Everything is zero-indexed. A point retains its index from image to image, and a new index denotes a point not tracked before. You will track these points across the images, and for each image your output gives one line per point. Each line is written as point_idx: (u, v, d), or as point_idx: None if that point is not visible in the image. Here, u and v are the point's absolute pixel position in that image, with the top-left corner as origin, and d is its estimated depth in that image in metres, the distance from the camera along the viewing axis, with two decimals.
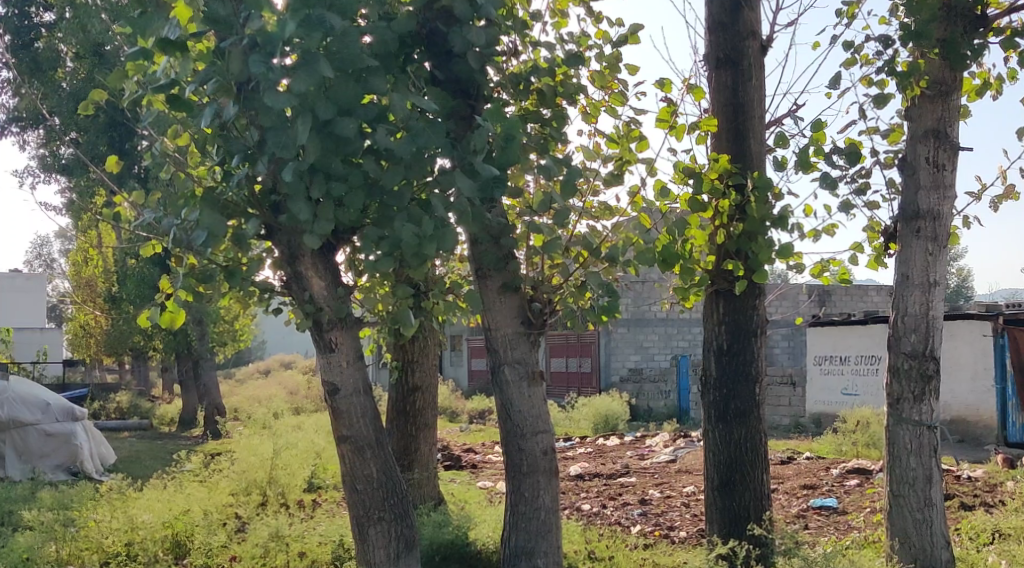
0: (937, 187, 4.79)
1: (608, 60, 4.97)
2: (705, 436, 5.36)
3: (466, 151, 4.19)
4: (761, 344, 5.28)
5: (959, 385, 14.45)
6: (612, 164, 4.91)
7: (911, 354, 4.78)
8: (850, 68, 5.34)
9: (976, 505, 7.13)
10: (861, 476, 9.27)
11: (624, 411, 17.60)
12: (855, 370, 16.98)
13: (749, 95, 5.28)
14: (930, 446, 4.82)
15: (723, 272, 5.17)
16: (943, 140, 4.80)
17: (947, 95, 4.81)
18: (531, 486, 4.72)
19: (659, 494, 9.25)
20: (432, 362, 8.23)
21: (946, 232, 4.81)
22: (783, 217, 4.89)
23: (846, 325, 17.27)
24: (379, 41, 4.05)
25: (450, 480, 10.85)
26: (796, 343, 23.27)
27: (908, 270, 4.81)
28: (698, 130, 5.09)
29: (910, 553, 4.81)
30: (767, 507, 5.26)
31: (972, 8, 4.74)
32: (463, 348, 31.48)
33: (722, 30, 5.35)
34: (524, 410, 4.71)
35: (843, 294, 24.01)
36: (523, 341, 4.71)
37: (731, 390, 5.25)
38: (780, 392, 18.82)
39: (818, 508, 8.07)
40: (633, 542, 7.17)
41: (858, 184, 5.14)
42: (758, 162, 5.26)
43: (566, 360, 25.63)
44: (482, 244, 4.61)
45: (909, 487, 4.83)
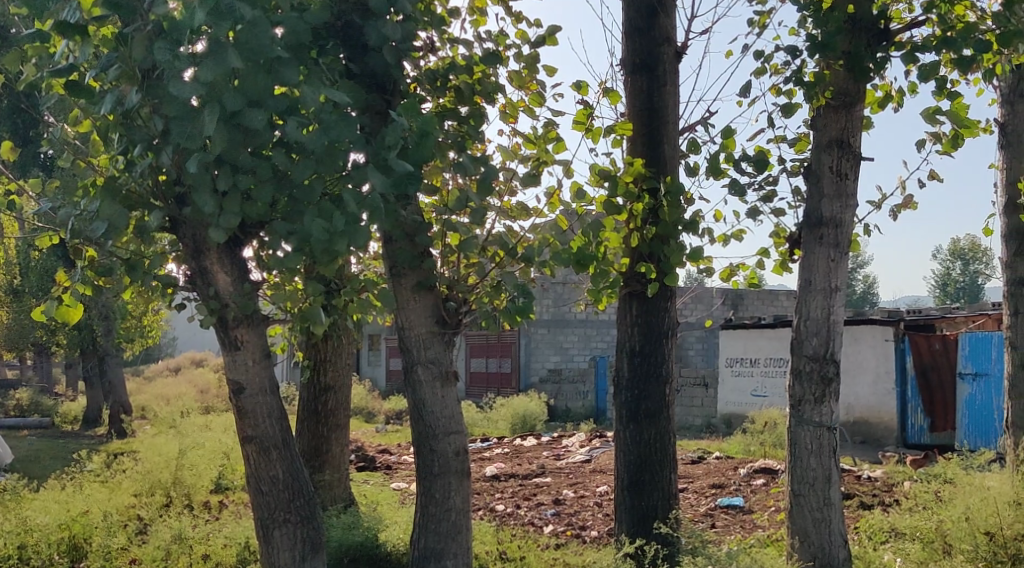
0: (840, 196, 4.91)
1: (526, 61, 4.98)
2: (616, 436, 5.41)
3: (380, 146, 4.09)
4: (671, 345, 5.35)
5: (861, 388, 14.97)
6: (528, 164, 4.93)
7: (812, 356, 4.90)
8: (760, 76, 5.43)
9: (874, 504, 7.40)
10: (767, 476, 9.50)
11: (541, 412, 17.68)
12: (764, 372, 17.42)
13: (664, 101, 5.34)
14: (829, 446, 4.95)
15: (636, 274, 5.22)
16: (845, 150, 4.92)
17: (851, 106, 4.93)
18: (441, 487, 4.69)
19: (573, 494, 9.31)
20: (346, 361, 8.13)
21: (847, 240, 4.93)
22: (694, 222, 4.95)
23: (757, 328, 17.73)
24: (291, 32, 3.94)
25: (362, 482, 10.72)
26: (709, 345, 23.79)
27: (811, 275, 4.93)
28: (614, 133, 5.13)
29: (809, 552, 4.93)
30: (674, 507, 5.32)
31: (876, 22, 4.90)
32: (381, 348, 31.28)
33: (638, 35, 5.40)
34: (437, 410, 4.67)
35: (755, 298, 24.69)
36: (436, 341, 4.67)
37: (642, 390, 5.30)
38: (693, 393, 19.33)
39: (725, 507, 8.23)
40: (545, 542, 7.19)
41: (764, 192, 5.22)
42: (672, 167, 5.32)
43: (484, 360, 25.68)
44: (396, 242, 4.56)
45: (809, 487, 4.95)
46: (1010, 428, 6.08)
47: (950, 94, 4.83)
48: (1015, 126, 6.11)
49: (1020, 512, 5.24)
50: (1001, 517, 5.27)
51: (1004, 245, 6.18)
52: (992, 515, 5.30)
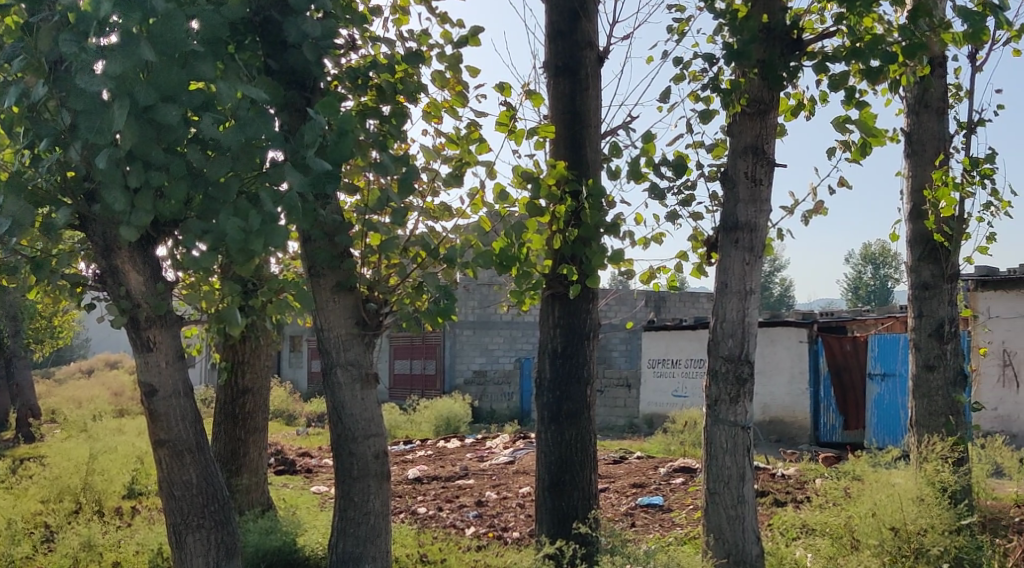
0: (755, 201, 5.01)
1: (449, 61, 4.97)
2: (538, 437, 5.43)
3: (299, 144, 4.02)
4: (593, 347, 5.40)
5: (776, 388, 15.34)
6: (450, 165, 4.92)
7: (728, 357, 5.00)
8: (679, 83, 5.47)
9: (787, 501, 7.60)
10: (686, 475, 9.66)
11: (464, 413, 17.67)
12: (685, 372, 17.70)
13: (586, 104, 5.38)
14: (744, 445, 5.04)
15: (559, 276, 5.24)
16: (760, 156, 5.03)
17: (765, 113, 5.05)
18: (360, 490, 4.64)
19: (495, 495, 9.32)
20: (265, 363, 7.98)
21: (761, 243, 5.03)
22: (615, 225, 5.00)
23: (678, 330, 18.03)
24: (207, 26, 3.86)
25: (282, 486, 10.55)
26: (632, 346, 24.11)
27: (727, 278, 5.02)
28: (536, 135, 5.16)
29: (723, 549, 5.02)
30: (594, 507, 5.36)
31: (789, 32, 5.04)
32: (303, 350, 30.86)
33: (561, 38, 5.44)
34: (356, 413, 4.62)
35: (677, 300, 25.11)
36: (356, 342, 4.63)
37: (564, 392, 5.33)
38: (617, 394, 19.57)
39: (645, 506, 8.34)
40: (466, 544, 7.19)
41: (683, 196, 5.29)
42: (594, 170, 5.36)
43: (409, 362, 25.53)
44: (315, 241, 4.51)
45: (724, 485, 5.05)
46: (915, 426, 6.30)
47: (859, 103, 4.97)
48: (921, 136, 6.33)
49: (923, 509, 5.52)
50: (904, 513, 5.50)
51: (910, 250, 6.40)
52: (897, 512, 5.52)
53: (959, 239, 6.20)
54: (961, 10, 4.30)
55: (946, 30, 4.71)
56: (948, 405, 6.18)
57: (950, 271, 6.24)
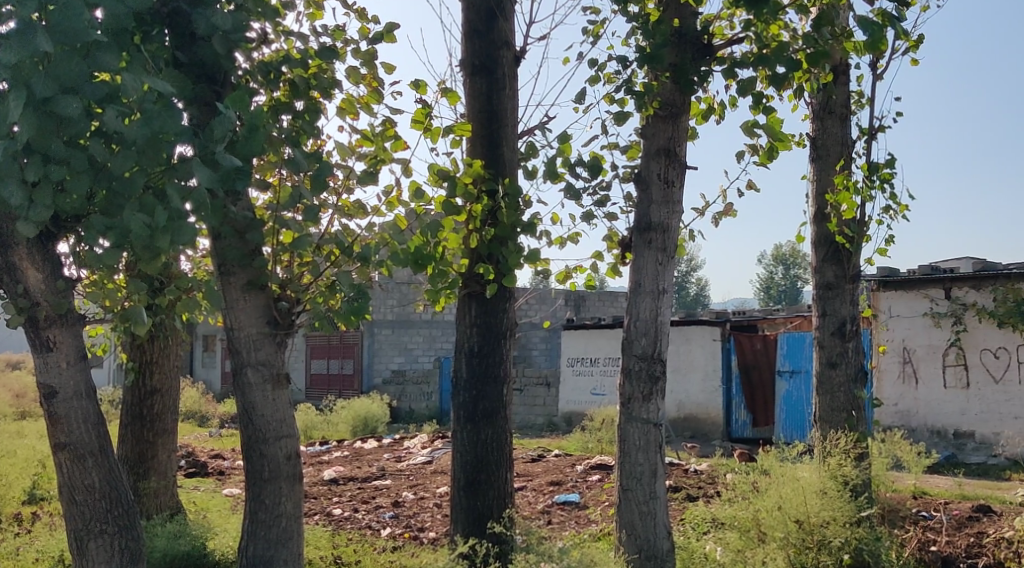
0: (667, 203, 5.10)
1: (363, 57, 4.92)
2: (453, 437, 5.42)
3: (208, 139, 3.91)
4: (509, 346, 5.40)
5: (690, 385, 15.63)
6: (364, 162, 4.86)
7: (641, 356, 5.08)
8: (594, 85, 5.51)
9: (698, 496, 7.76)
10: (602, 472, 9.76)
11: (382, 414, 17.53)
12: (603, 371, 17.91)
13: (502, 103, 5.39)
14: (656, 442, 5.12)
15: (475, 275, 5.23)
16: (672, 158, 5.12)
17: (677, 116, 5.14)
18: (271, 493, 4.56)
19: (412, 496, 9.26)
20: (173, 363, 7.77)
21: (674, 244, 5.12)
22: (531, 224, 5.02)
23: (596, 329, 18.23)
24: (111, 16, 3.72)
25: (192, 489, 10.29)
26: (552, 345, 24.29)
27: (640, 278, 5.09)
28: (452, 134, 5.15)
29: (636, 544, 5.09)
30: (509, 506, 5.38)
31: (700, 37, 5.15)
32: (217, 350, 30.18)
33: (477, 37, 5.44)
34: (267, 414, 4.54)
35: (596, 299, 25.39)
36: (267, 342, 4.55)
37: (480, 391, 5.33)
38: (536, 392, 19.66)
39: (562, 503, 8.40)
40: (381, 545, 7.13)
41: (598, 197, 5.33)
42: (511, 169, 5.37)
43: (326, 361, 25.20)
44: (225, 238, 4.42)
45: (636, 481, 5.12)
46: (818, 422, 6.50)
47: (766, 109, 5.10)
48: (825, 141, 6.53)
49: (826, 501, 5.66)
50: (809, 505, 5.64)
51: (815, 251, 6.59)
52: (802, 505, 5.65)
53: (860, 241, 6.41)
54: (862, 20, 4.45)
55: (848, 39, 4.88)
56: (849, 401, 6.40)
57: (852, 272, 6.47)
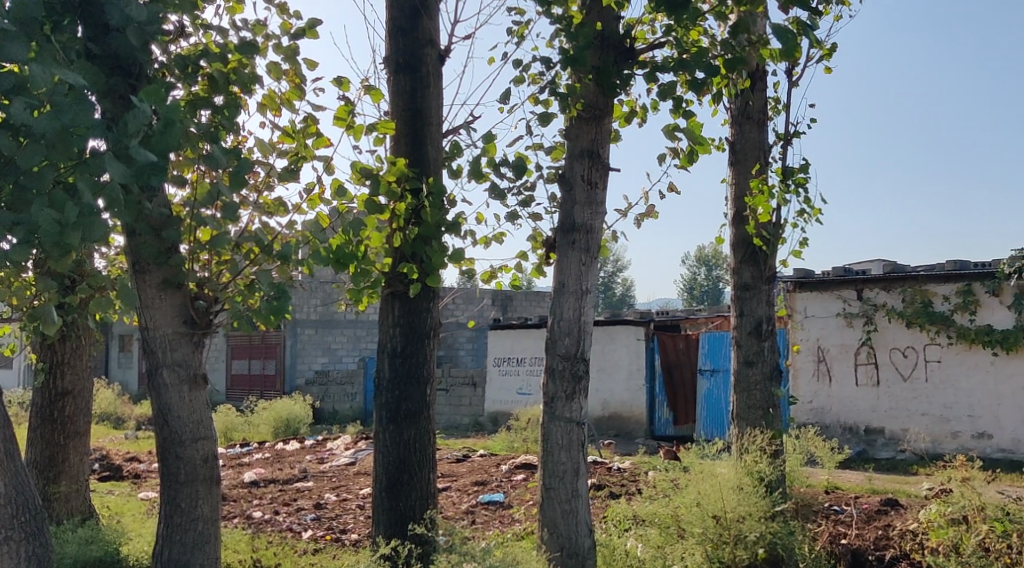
0: (591, 203, 5.14)
1: (285, 53, 4.85)
2: (375, 437, 5.37)
3: (122, 133, 3.80)
4: (432, 346, 5.38)
5: (615, 384, 15.80)
6: (285, 159, 4.80)
7: (565, 355, 5.11)
8: (519, 85, 5.52)
9: (620, 494, 7.85)
10: (527, 471, 9.80)
11: (305, 415, 17.29)
12: (529, 370, 17.99)
13: (427, 102, 5.37)
14: (579, 441, 5.17)
15: (398, 274, 5.20)
16: (595, 160, 5.17)
17: (600, 119, 5.19)
18: (188, 496, 4.47)
19: (334, 498, 9.15)
20: (86, 364, 7.54)
21: (597, 245, 5.17)
22: (456, 223, 5.01)
23: (523, 328, 18.31)
24: (20, 5, 3.61)
25: (106, 493, 10.00)
26: (479, 344, 24.32)
27: (564, 278, 5.13)
28: (375, 131, 5.11)
29: (558, 543, 5.13)
30: (431, 506, 5.36)
31: (622, 41, 5.22)
32: (133, 350, 29.39)
33: (402, 35, 5.40)
34: (184, 415, 4.44)
35: (523, 298, 25.49)
36: (184, 342, 4.44)
37: (403, 391, 5.30)
38: (462, 392, 19.62)
39: (486, 503, 8.42)
40: (302, 547, 7.05)
41: (523, 197, 5.34)
42: (435, 168, 5.35)
43: (247, 362, 24.75)
44: (139, 236, 4.31)
45: (559, 480, 5.15)
46: (736, 419, 6.65)
47: (686, 113, 5.18)
48: (743, 145, 6.67)
49: (741, 497, 5.81)
50: (725, 501, 5.78)
51: (733, 253, 6.72)
52: (719, 500, 5.79)
53: (776, 243, 6.56)
54: (777, 27, 4.55)
55: (764, 46, 5.00)
56: (765, 398, 6.55)
57: (768, 273, 6.63)
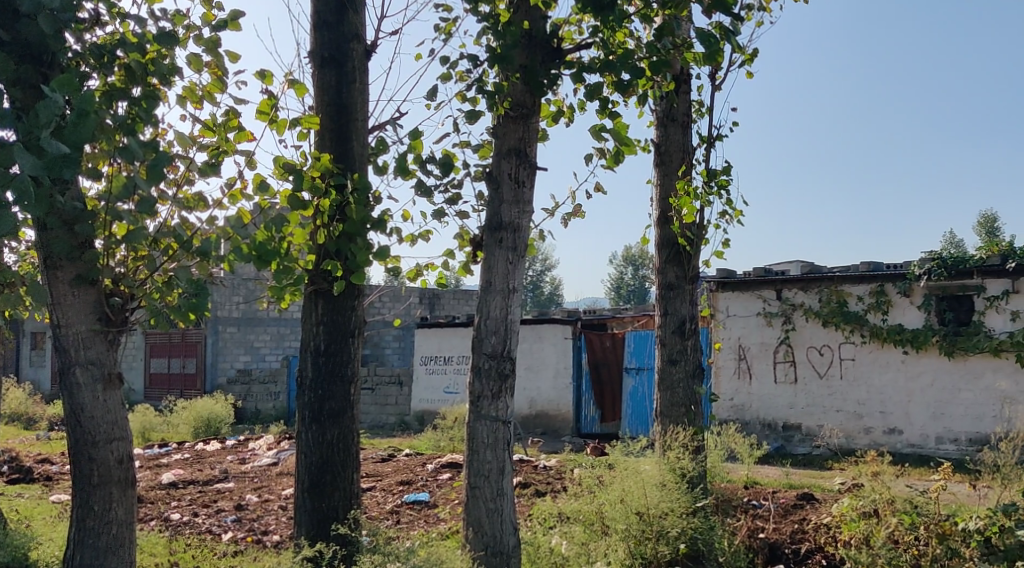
0: (518, 202, 5.14)
1: (206, 44, 4.74)
2: (297, 438, 5.29)
3: (32, 123, 3.68)
4: (357, 345, 5.32)
5: (542, 382, 15.85)
6: (206, 153, 4.69)
7: (491, 354, 5.10)
8: (446, 82, 5.49)
9: (546, 492, 7.88)
10: (452, 470, 9.76)
11: (226, 414, 16.94)
12: (456, 369, 17.95)
13: (352, 98, 5.30)
14: (504, 439, 5.16)
15: (322, 272, 5.12)
16: (523, 159, 5.17)
17: (528, 117, 5.19)
18: (101, 498, 4.32)
19: (256, 499, 8.99)
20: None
21: (524, 244, 5.18)
22: (381, 220, 4.95)
23: (450, 327, 18.26)
24: None
25: (15, 497, 9.63)
26: (406, 343, 24.18)
27: (490, 277, 5.12)
28: (299, 126, 5.02)
29: (482, 541, 5.12)
30: (355, 507, 5.30)
31: (549, 41, 5.24)
32: (46, 348, 28.43)
33: (327, 29, 5.32)
34: (97, 416, 4.30)
35: (451, 297, 25.45)
36: (98, 340, 4.31)
37: (326, 391, 5.22)
38: (387, 392, 19.39)
39: (411, 503, 8.36)
40: (221, 550, 6.89)
41: (450, 194, 5.31)
42: (360, 164, 5.29)
43: (166, 361, 24.17)
44: (51, 230, 4.16)
45: (484, 479, 5.14)
46: (659, 417, 6.73)
47: (612, 113, 5.22)
48: (667, 147, 6.76)
49: (664, 493, 5.90)
50: (648, 498, 5.87)
51: (658, 252, 6.79)
52: (642, 497, 5.87)
53: (699, 243, 6.68)
54: (700, 32, 4.64)
55: (688, 49, 5.06)
56: (688, 396, 6.67)
57: (692, 273, 6.73)
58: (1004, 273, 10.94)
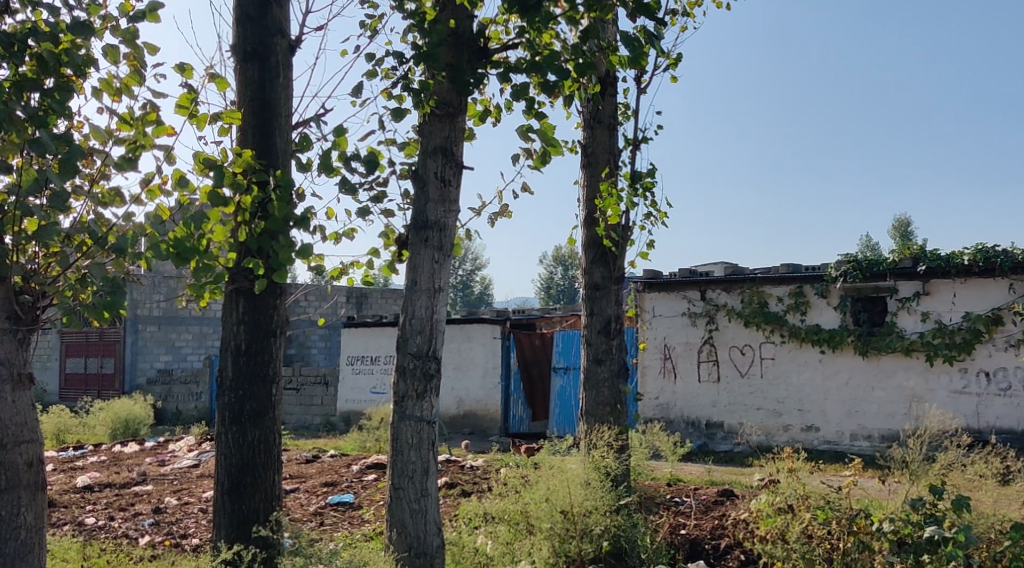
0: (444, 202, 5.13)
1: (123, 36, 4.62)
2: (217, 439, 5.19)
3: None
4: (279, 344, 5.23)
5: (471, 382, 15.78)
6: (123, 147, 4.57)
7: (416, 354, 5.07)
8: (371, 79, 5.44)
9: (472, 492, 7.88)
10: (378, 471, 9.70)
11: (146, 416, 16.51)
12: (383, 369, 17.83)
13: (276, 93, 5.22)
14: (429, 439, 5.14)
15: (243, 270, 5.02)
16: (449, 158, 5.16)
17: (454, 116, 5.19)
18: (9, 503, 4.15)
19: (175, 501, 8.78)
20: None
21: (449, 244, 5.17)
22: (305, 218, 4.87)
23: (377, 327, 18.11)
24: None
25: None
26: (332, 343, 23.94)
27: (416, 277, 5.09)
28: (220, 121, 4.92)
29: (405, 542, 5.09)
30: (276, 508, 5.22)
31: (476, 40, 5.23)
32: None
33: (250, 23, 5.23)
34: (6, 417, 4.15)
35: (379, 297, 25.31)
36: (7, 339, 4.17)
37: (247, 391, 5.13)
38: (313, 392, 19.17)
39: (336, 504, 8.27)
40: (138, 554, 6.72)
41: (375, 192, 5.26)
42: (284, 161, 5.21)
43: (82, 360, 23.47)
44: None
45: (408, 479, 5.12)
46: (584, 416, 6.78)
47: (539, 114, 5.25)
48: (594, 149, 6.82)
49: (589, 491, 5.94)
50: (572, 496, 5.89)
51: (584, 253, 6.85)
52: (566, 496, 5.90)
53: (624, 245, 6.77)
54: (625, 36, 4.69)
55: (613, 53, 5.11)
56: (612, 395, 6.73)
57: (617, 274, 6.80)
58: (915, 276, 11.27)
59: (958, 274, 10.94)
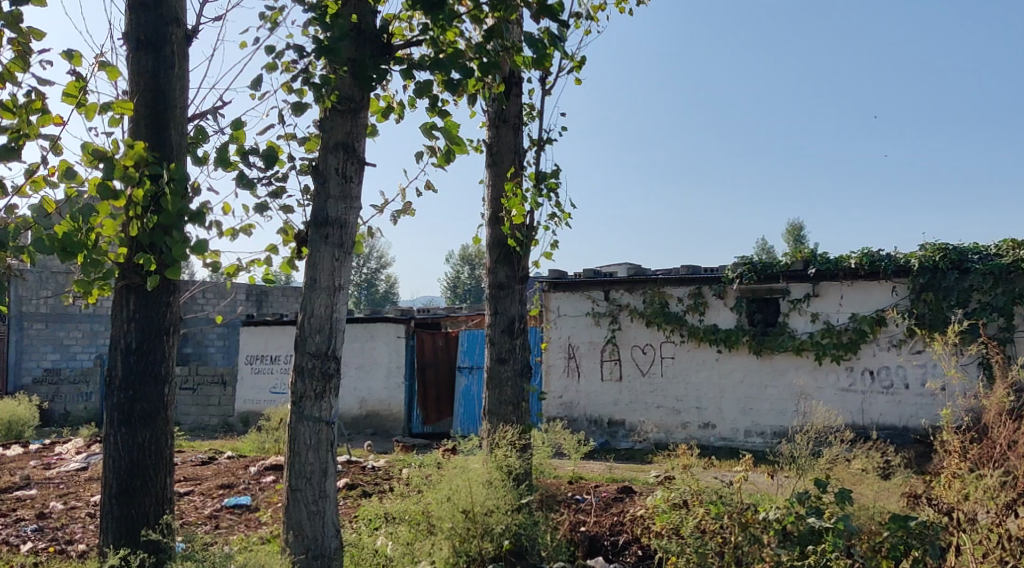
0: (345, 198, 5.06)
1: (6, 19, 4.41)
2: (105, 441, 5.00)
3: None
4: (171, 343, 5.06)
5: (374, 382, 15.60)
6: (5, 136, 4.37)
7: (314, 353, 4.98)
8: (271, 72, 5.32)
9: (372, 493, 7.81)
10: (277, 473, 9.51)
11: (31, 417, 15.83)
12: (283, 369, 17.52)
13: (171, 84, 5.07)
14: (327, 440, 5.06)
15: (134, 266, 4.85)
16: (350, 154, 5.09)
17: (356, 112, 5.12)
18: None
19: (60, 506, 8.43)
20: None
21: (350, 241, 5.10)
22: (200, 213, 4.74)
23: (278, 325, 17.76)
24: None
25: None
26: (231, 342, 23.37)
27: (315, 274, 5.02)
28: (111, 111, 4.75)
29: (302, 544, 5.01)
30: (167, 512, 5.06)
31: (379, 36, 5.18)
32: None
33: (143, 10, 5.05)
34: None
35: (281, 294, 24.81)
36: None
37: (137, 391, 4.96)
38: (210, 392, 18.68)
39: (232, 507, 8.07)
40: (19, 562, 6.43)
41: (274, 188, 5.17)
42: (178, 154, 5.06)
43: None
44: None
45: (306, 480, 5.03)
46: (486, 415, 6.80)
47: (442, 112, 5.23)
48: (498, 148, 6.84)
49: (491, 490, 5.91)
50: (474, 495, 5.86)
51: (488, 252, 6.87)
52: (468, 495, 5.86)
53: (528, 245, 6.81)
54: (528, 37, 4.70)
55: (516, 53, 5.13)
56: (515, 394, 6.75)
57: (520, 273, 6.85)
58: (807, 278, 11.66)
59: (846, 276, 11.36)
